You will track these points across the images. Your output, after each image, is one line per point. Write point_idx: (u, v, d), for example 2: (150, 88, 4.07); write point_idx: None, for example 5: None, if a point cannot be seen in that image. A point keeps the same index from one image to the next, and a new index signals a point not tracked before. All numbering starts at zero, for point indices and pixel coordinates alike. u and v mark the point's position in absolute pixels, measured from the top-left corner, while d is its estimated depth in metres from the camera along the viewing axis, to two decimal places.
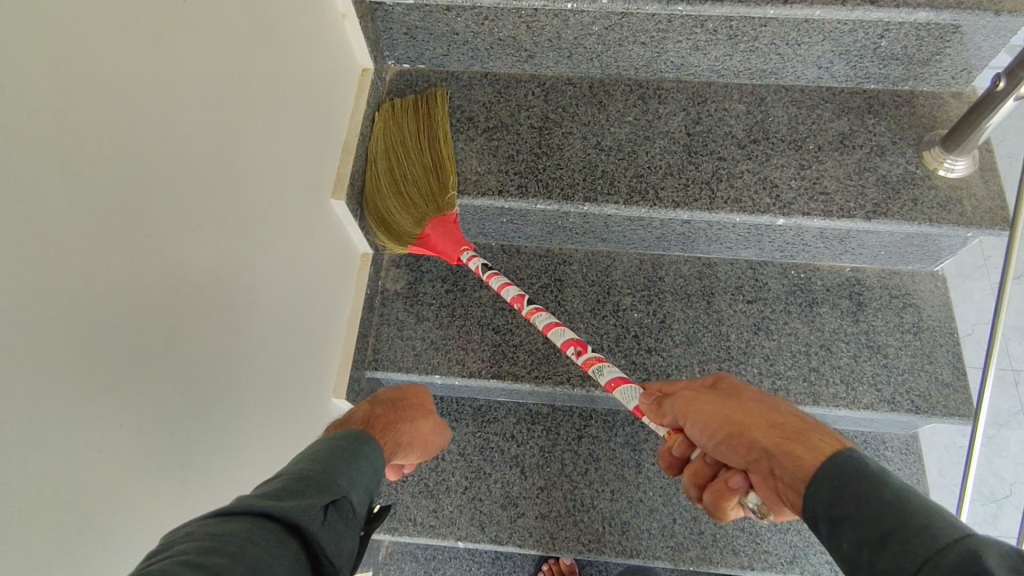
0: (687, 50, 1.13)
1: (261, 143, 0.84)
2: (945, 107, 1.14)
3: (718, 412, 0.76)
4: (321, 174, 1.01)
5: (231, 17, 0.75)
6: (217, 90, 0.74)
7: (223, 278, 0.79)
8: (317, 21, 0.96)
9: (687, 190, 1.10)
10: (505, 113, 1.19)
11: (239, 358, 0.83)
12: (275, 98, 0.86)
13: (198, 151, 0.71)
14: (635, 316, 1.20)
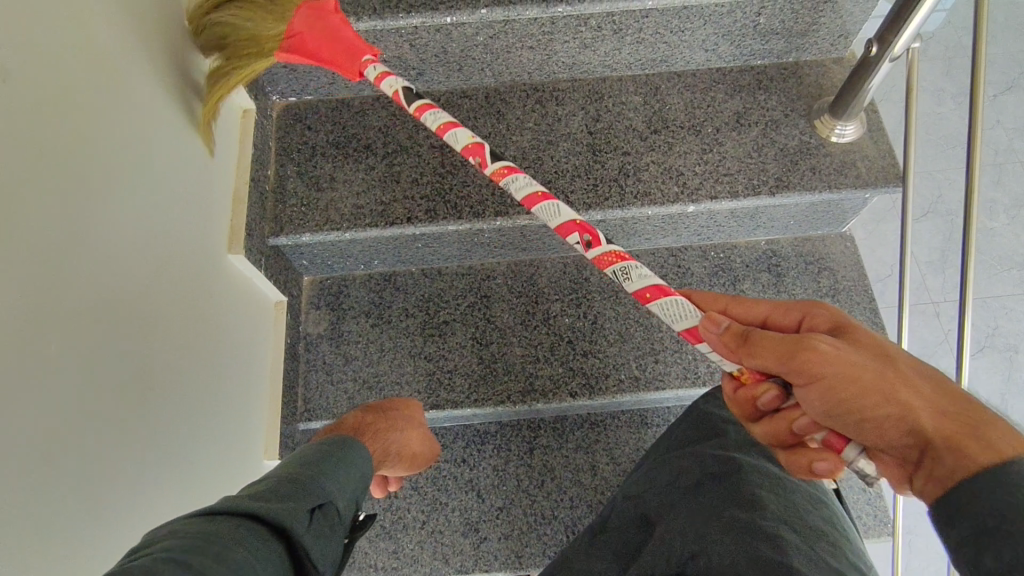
0: (576, 49, 1.12)
1: (100, 154, 0.71)
2: (830, 74, 1.17)
3: (869, 380, 0.61)
4: (192, 197, 0.90)
5: (85, 20, 0.70)
6: (24, 93, 0.61)
7: (77, 324, 0.66)
8: (161, 38, 0.85)
9: (597, 190, 1.09)
10: (403, 135, 1.15)
11: (147, 391, 0.77)
12: (110, 103, 0.74)
13: (49, 175, 0.63)
14: (567, 322, 1.19)
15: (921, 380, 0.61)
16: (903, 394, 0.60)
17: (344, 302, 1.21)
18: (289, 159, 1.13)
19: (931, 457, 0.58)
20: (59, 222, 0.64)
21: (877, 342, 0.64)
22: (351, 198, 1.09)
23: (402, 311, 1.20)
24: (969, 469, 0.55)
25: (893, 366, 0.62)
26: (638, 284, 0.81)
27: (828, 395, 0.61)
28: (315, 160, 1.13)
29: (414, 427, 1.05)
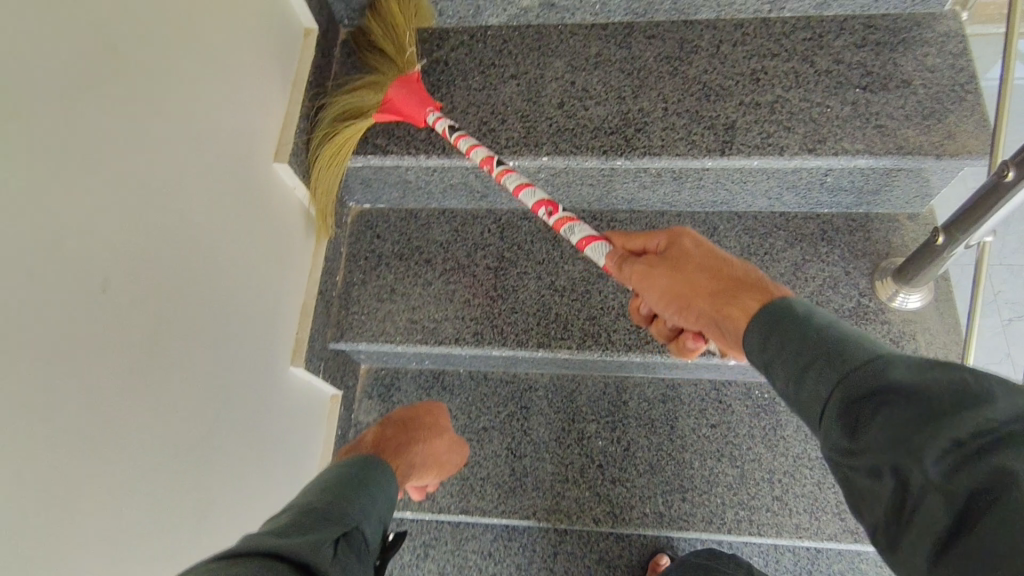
0: (635, 189, 1.14)
1: (174, 259, 0.80)
2: (901, 230, 1.13)
3: (664, 284, 0.79)
4: (254, 297, 0.98)
5: (179, 133, 0.80)
6: (115, 237, 0.70)
7: (139, 432, 0.75)
8: (247, 159, 0.95)
9: (639, 332, 1.12)
10: (462, 253, 1.21)
11: (193, 460, 0.85)
12: (190, 216, 0.83)
13: (129, 274, 0.72)
14: (599, 445, 1.23)
15: (705, 265, 0.77)
16: (688, 291, 0.77)
17: (394, 395, 1.31)
18: (357, 267, 1.23)
19: (726, 329, 0.72)
20: (132, 344, 0.73)
21: (687, 251, 0.80)
22: (407, 312, 1.18)
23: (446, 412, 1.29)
24: (739, 325, 0.69)
25: (686, 262, 0.78)
26: (578, 235, 0.94)
27: (650, 295, 0.81)
28: (379, 269, 1.22)
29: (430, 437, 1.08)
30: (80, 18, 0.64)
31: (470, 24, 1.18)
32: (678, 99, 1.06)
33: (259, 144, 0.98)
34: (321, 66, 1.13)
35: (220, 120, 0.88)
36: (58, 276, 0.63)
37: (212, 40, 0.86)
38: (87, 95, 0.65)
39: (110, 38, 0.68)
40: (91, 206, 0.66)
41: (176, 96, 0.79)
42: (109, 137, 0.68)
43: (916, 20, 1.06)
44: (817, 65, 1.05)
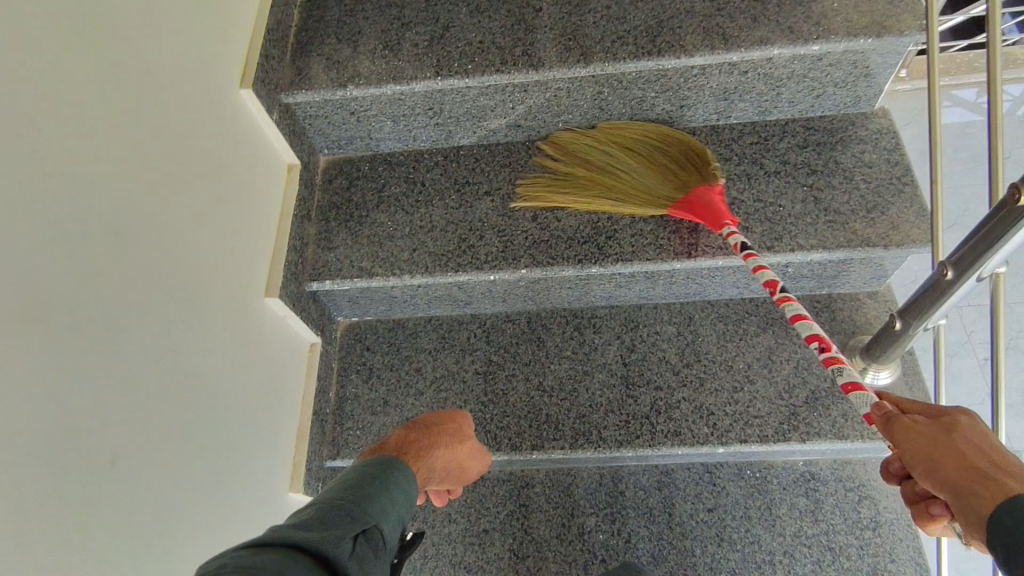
0: (612, 288, 1.21)
1: (178, 339, 0.86)
2: (863, 309, 1.20)
3: (917, 441, 0.70)
4: (254, 427, 1.02)
5: (183, 222, 0.88)
6: (124, 318, 0.77)
7: (144, 519, 0.78)
8: (240, 284, 1.01)
9: (628, 427, 1.15)
10: (451, 360, 1.25)
11: (197, 531, 0.87)
12: (192, 297, 0.89)
13: (136, 352, 0.78)
14: (601, 538, 1.25)
15: (976, 440, 0.67)
16: (938, 455, 0.67)
17: None
18: (349, 381, 1.26)
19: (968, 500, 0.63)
20: (135, 496, 0.77)
21: (964, 425, 0.68)
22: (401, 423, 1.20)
23: (446, 517, 1.30)
24: (981, 507, 0.61)
25: (954, 435, 0.68)
26: (845, 377, 0.87)
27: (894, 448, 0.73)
28: (371, 382, 1.25)
29: (460, 444, 1.03)
30: (82, 208, 0.71)
31: (443, 145, 1.25)
32: None
33: (254, 283, 1.04)
34: (305, 196, 1.19)
35: (220, 211, 0.97)
36: (64, 448, 0.67)
37: (208, 170, 0.94)
38: (88, 275, 0.71)
39: (109, 217, 0.75)
40: (93, 375, 0.71)
41: (176, 210, 0.87)
42: (107, 307, 0.74)
43: (851, 121, 1.17)
44: (766, 166, 1.14)
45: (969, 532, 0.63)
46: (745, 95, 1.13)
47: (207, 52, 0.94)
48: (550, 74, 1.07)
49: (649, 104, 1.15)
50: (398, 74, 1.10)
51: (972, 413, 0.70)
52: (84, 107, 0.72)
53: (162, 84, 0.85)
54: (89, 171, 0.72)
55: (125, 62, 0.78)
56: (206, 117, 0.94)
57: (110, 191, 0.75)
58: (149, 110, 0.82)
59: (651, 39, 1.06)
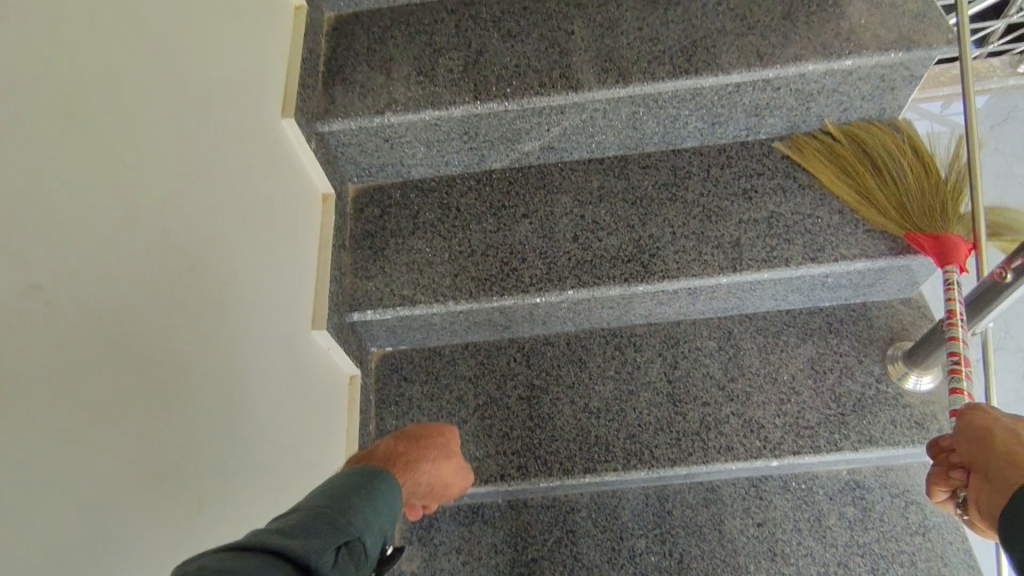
0: (653, 306, 1.20)
1: (219, 292, 0.81)
2: (899, 315, 1.22)
3: (984, 422, 0.73)
4: (286, 404, 0.95)
5: (225, 175, 0.84)
6: (174, 254, 0.72)
7: (181, 473, 0.70)
8: (274, 250, 0.96)
9: (680, 444, 1.15)
10: (492, 386, 1.23)
11: (225, 504, 0.78)
12: (233, 254, 0.84)
13: (185, 294, 0.73)
14: (653, 560, 1.23)
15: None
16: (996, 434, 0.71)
17: (436, 535, 1.28)
18: (388, 413, 1.22)
19: (999, 476, 0.66)
20: (174, 444, 0.69)
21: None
22: None
23: (491, 548, 1.26)
24: (1013, 477, 0.64)
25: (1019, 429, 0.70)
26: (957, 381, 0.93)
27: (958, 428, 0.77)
28: (412, 413, 1.22)
29: (454, 457, 0.95)
30: (152, 239, 0.68)
31: (476, 169, 1.25)
32: (682, 223, 1.15)
33: (300, 309, 1.02)
34: (340, 225, 1.17)
35: (257, 175, 0.93)
36: (118, 401, 0.61)
37: (246, 130, 0.91)
38: (142, 222, 0.67)
39: (176, 247, 0.72)
40: (166, 414, 0.68)
41: (220, 161, 0.83)
42: (178, 341, 0.71)
43: None
44: (800, 179, 1.16)
45: (987, 498, 0.66)
46: (776, 111, 1.15)
47: (249, 31, 0.94)
48: (589, 95, 1.08)
49: (682, 122, 1.17)
50: (435, 99, 1.10)
51: None
52: (148, 138, 0.69)
53: (212, 35, 0.84)
54: (155, 200, 0.69)
55: (181, 88, 0.76)
56: (252, 140, 0.92)
57: (175, 220, 0.72)
58: (203, 119, 0.80)
59: (686, 58, 1.08)
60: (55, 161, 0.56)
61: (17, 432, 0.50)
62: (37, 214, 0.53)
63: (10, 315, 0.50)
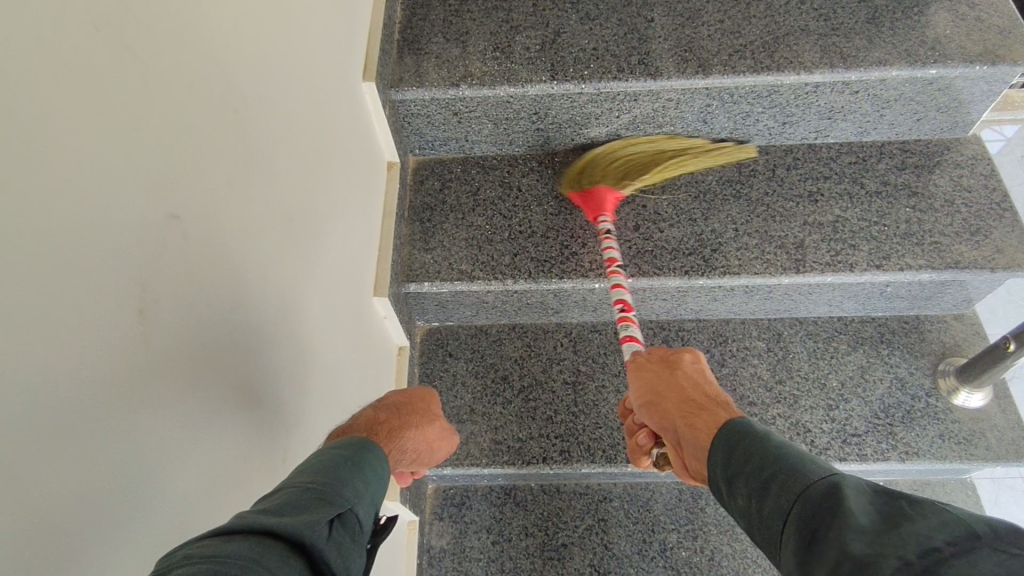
0: (707, 301, 1.20)
1: (311, 234, 0.80)
2: (951, 331, 1.21)
3: (660, 380, 0.84)
4: (346, 356, 0.95)
5: (320, 118, 0.84)
6: (286, 186, 0.71)
7: (272, 405, 0.69)
8: (349, 202, 0.95)
9: None
10: (538, 369, 1.22)
11: (298, 445, 0.77)
12: (322, 200, 0.84)
13: (290, 229, 0.73)
14: (684, 555, 1.22)
15: (698, 388, 0.80)
16: (670, 395, 0.80)
17: (466, 514, 1.27)
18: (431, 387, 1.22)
19: (684, 440, 0.73)
20: (270, 374, 0.69)
21: (697, 374, 0.83)
22: (489, 432, 1.17)
23: (522, 530, 1.25)
24: (696, 431, 0.72)
25: (685, 375, 0.83)
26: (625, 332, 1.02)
27: (639, 388, 0.86)
28: (455, 389, 1.21)
29: (430, 424, 0.89)
30: (273, 208, 0.68)
31: (538, 151, 1.24)
32: (746, 220, 1.14)
33: (364, 279, 1.01)
34: (401, 196, 1.16)
35: (342, 126, 0.92)
36: (239, 321, 0.61)
37: (337, 79, 0.90)
38: (267, 149, 0.66)
39: (287, 209, 0.72)
40: (269, 373, 0.69)
41: (319, 105, 0.83)
42: (280, 309, 0.71)
43: (945, 145, 1.19)
44: (867, 186, 1.15)
45: (681, 453, 0.74)
46: (849, 115, 1.14)
47: None
48: (667, 84, 1.07)
49: (753, 120, 1.16)
50: (512, 76, 1.09)
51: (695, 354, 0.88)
52: (275, 88, 0.69)
53: None
54: (275, 166, 0.68)
55: (296, 53, 0.74)
56: (337, 108, 0.91)
57: (287, 187, 0.72)
58: (311, 62, 0.80)
59: (768, 55, 1.07)
60: (215, 129, 0.55)
61: (175, 397, 0.50)
62: (202, 181, 0.53)
63: (182, 264, 0.50)
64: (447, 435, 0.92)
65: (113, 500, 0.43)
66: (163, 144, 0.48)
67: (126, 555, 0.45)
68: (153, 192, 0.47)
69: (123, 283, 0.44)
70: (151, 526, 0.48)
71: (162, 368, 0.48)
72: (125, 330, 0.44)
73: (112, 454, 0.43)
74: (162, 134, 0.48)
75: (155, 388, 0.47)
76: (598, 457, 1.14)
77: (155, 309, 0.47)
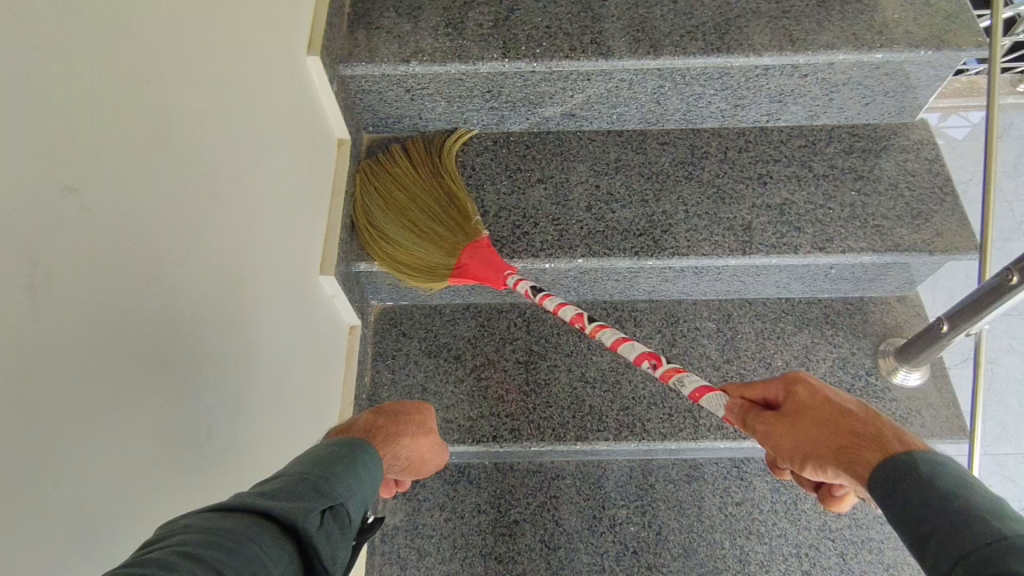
0: (657, 283, 1.21)
1: (245, 210, 0.79)
2: (894, 312, 1.25)
3: (785, 437, 0.70)
4: (292, 334, 0.94)
5: (256, 90, 0.82)
6: (212, 160, 0.70)
7: (202, 382, 0.69)
8: (294, 178, 0.94)
9: (671, 421, 1.17)
10: (491, 349, 1.23)
11: (235, 422, 0.77)
12: (258, 173, 0.82)
13: (217, 201, 0.71)
14: (632, 531, 1.25)
15: (831, 427, 0.66)
16: (810, 449, 0.67)
17: (419, 491, 1.28)
18: (384, 366, 1.22)
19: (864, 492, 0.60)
20: (199, 350, 0.68)
21: (820, 405, 0.69)
22: (441, 411, 1.18)
23: (474, 507, 1.27)
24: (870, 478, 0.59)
25: (810, 414, 0.69)
26: (689, 386, 0.87)
27: (772, 445, 0.72)
28: (408, 368, 1.22)
29: (425, 436, 0.90)
30: (198, 193, 0.67)
31: (492, 130, 1.23)
32: (697, 202, 1.15)
33: (312, 263, 1.01)
34: (352, 173, 1.15)
35: (285, 100, 0.91)
36: (158, 296, 0.60)
37: (278, 50, 0.88)
38: (188, 122, 0.65)
39: (215, 182, 0.70)
40: (198, 349, 0.68)
41: (255, 77, 0.81)
42: (211, 295, 0.70)
43: (893, 130, 1.21)
44: (815, 170, 1.17)
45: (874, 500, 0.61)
46: (799, 99, 1.15)
47: None
48: (618, 64, 1.07)
49: (706, 102, 1.16)
50: (464, 53, 1.08)
51: (800, 373, 0.73)
52: (198, 58, 0.67)
53: None
54: (201, 149, 0.67)
55: (222, 32, 0.72)
56: (280, 89, 0.89)
57: (215, 171, 0.71)
58: (242, 31, 0.78)
59: (719, 36, 1.07)
60: (123, 113, 0.54)
61: (82, 373, 0.49)
62: (108, 167, 0.52)
63: (84, 238, 0.49)
64: (439, 449, 0.94)
65: (20, 492, 0.43)
66: (57, 130, 0.46)
67: (39, 546, 0.45)
68: (47, 165, 0.45)
69: (14, 262, 0.43)
70: (64, 500, 0.48)
71: (65, 345, 0.47)
72: (16, 306, 0.43)
73: (10, 442, 0.43)
74: (57, 106, 0.46)
75: (58, 380, 0.47)
76: (548, 435, 1.16)
77: (50, 299, 0.46)
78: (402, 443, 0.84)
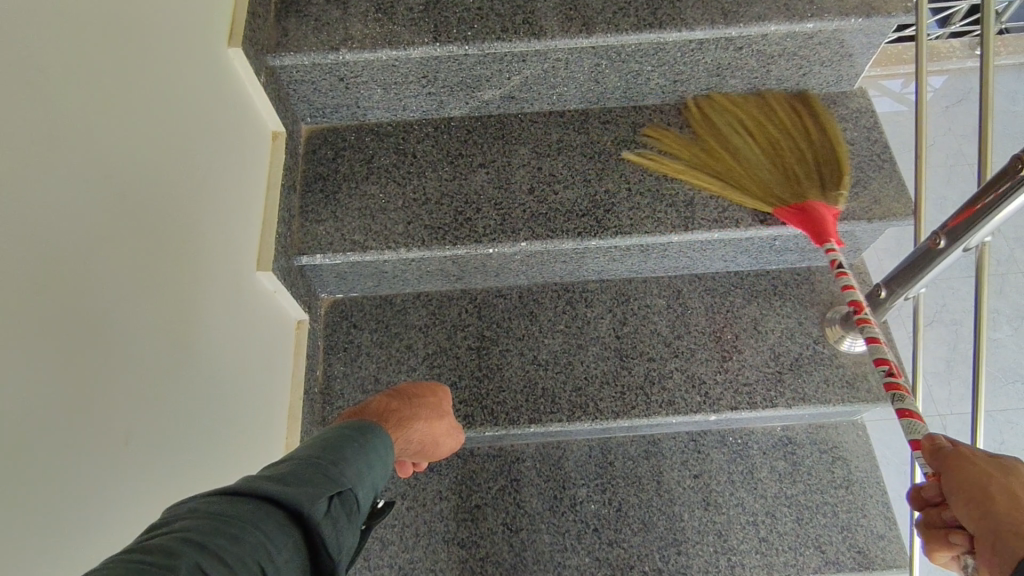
0: (606, 262, 1.21)
1: (169, 209, 0.78)
2: (840, 280, 1.26)
3: (984, 472, 0.62)
4: (234, 332, 0.93)
5: (177, 84, 0.80)
6: (121, 158, 0.69)
7: (126, 384, 0.68)
8: (225, 175, 0.92)
9: (624, 398, 1.18)
10: (443, 336, 1.23)
11: (171, 423, 0.76)
12: (183, 171, 0.81)
13: (132, 200, 0.70)
14: (592, 509, 1.27)
15: None
16: (997, 490, 0.60)
17: None
18: (337, 359, 1.22)
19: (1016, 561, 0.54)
20: (118, 351, 0.67)
21: None
22: None
23: (436, 494, 1.27)
24: None
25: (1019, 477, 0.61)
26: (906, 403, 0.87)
27: (953, 469, 0.64)
28: (361, 359, 1.21)
29: (440, 419, 0.92)
30: (98, 189, 0.64)
31: (433, 116, 1.22)
32: (639, 179, 1.15)
33: (248, 261, 0.99)
34: (291, 165, 1.13)
35: (210, 94, 0.89)
36: (60, 298, 0.59)
37: (200, 45, 0.87)
38: (88, 118, 0.63)
39: (126, 179, 0.69)
40: (118, 351, 0.67)
41: (174, 72, 0.80)
42: (126, 295, 0.69)
43: (832, 99, 1.21)
44: None
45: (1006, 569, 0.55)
46: (737, 72, 1.15)
47: None
48: (552, 44, 1.06)
49: (644, 78, 1.16)
50: (394, 38, 1.06)
51: None
52: (99, 54, 0.66)
53: None
54: (104, 146, 0.66)
55: (126, 25, 0.70)
56: (203, 83, 0.87)
57: (121, 167, 0.68)
58: (157, 26, 0.76)
59: (652, 11, 1.07)
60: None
61: None
62: None
63: None
64: (456, 432, 0.97)
65: None
66: None
67: None
68: None
69: None
70: None
71: None
72: None
73: None
74: None
75: None
76: (501, 419, 1.16)
77: None
78: (416, 427, 0.87)
